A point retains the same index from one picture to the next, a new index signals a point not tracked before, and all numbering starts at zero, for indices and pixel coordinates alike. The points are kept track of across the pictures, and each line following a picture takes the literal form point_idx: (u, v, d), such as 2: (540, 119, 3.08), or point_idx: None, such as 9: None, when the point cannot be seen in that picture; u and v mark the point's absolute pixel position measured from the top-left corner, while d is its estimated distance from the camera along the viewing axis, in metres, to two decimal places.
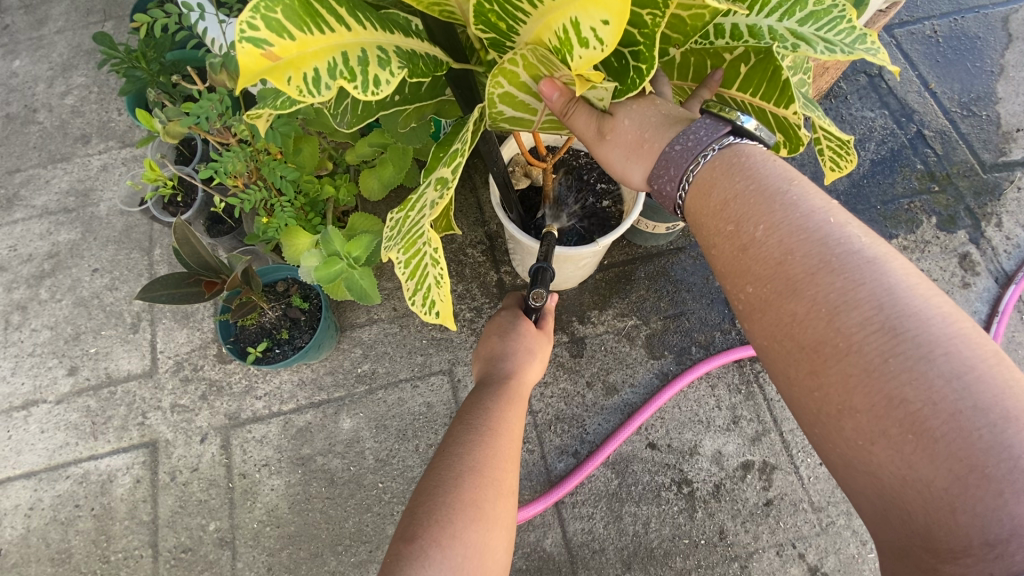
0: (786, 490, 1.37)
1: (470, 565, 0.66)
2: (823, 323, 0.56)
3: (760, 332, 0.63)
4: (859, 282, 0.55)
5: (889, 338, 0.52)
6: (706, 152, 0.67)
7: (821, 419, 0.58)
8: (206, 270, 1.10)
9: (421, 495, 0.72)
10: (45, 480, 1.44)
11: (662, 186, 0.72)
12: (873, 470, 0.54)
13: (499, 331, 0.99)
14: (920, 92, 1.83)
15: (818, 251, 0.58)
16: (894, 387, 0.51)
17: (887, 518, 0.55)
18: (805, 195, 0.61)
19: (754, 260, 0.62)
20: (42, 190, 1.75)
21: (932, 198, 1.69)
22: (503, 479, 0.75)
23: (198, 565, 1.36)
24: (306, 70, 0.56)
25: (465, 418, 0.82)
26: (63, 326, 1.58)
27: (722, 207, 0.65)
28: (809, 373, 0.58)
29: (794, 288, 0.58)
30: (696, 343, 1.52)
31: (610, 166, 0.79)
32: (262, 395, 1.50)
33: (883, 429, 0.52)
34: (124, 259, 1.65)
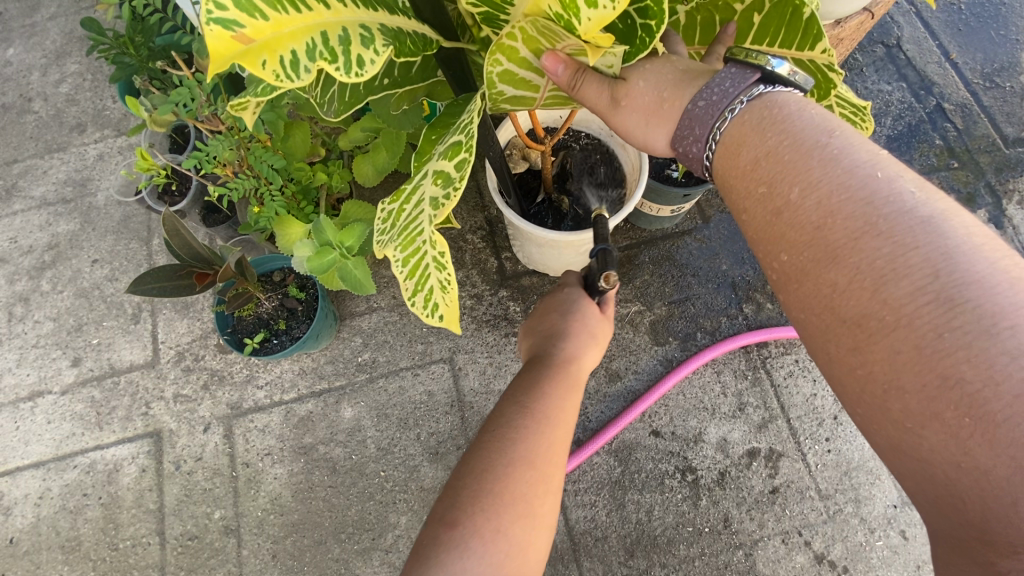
0: (793, 478, 1.35)
1: (510, 563, 0.63)
2: (866, 294, 0.52)
3: (796, 304, 0.59)
4: (910, 248, 0.50)
5: (944, 311, 0.48)
6: (734, 107, 0.63)
7: (864, 397, 0.55)
8: (197, 262, 1.09)
9: (465, 477, 0.68)
10: (54, 470, 1.46)
11: (687, 148, 0.69)
12: (924, 453, 0.51)
13: (561, 305, 0.91)
14: (940, 62, 1.75)
15: (863, 215, 0.53)
16: (948, 365, 0.48)
17: (937, 504, 0.53)
18: (848, 151, 0.56)
19: (791, 226, 0.58)
20: (40, 180, 1.74)
21: (951, 175, 1.62)
22: (554, 473, 0.70)
23: (204, 552, 1.37)
24: (284, 54, 0.53)
25: (524, 399, 0.76)
26: (65, 318, 1.59)
27: (754, 166, 0.61)
28: (851, 349, 0.54)
29: (834, 257, 0.54)
30: (702, 329, 1.49)
31: (628, 133, 0.75)
32: (264, 384, 1.49)
33: (936, 411, 0.49)
34: (123, 250, 1.64)
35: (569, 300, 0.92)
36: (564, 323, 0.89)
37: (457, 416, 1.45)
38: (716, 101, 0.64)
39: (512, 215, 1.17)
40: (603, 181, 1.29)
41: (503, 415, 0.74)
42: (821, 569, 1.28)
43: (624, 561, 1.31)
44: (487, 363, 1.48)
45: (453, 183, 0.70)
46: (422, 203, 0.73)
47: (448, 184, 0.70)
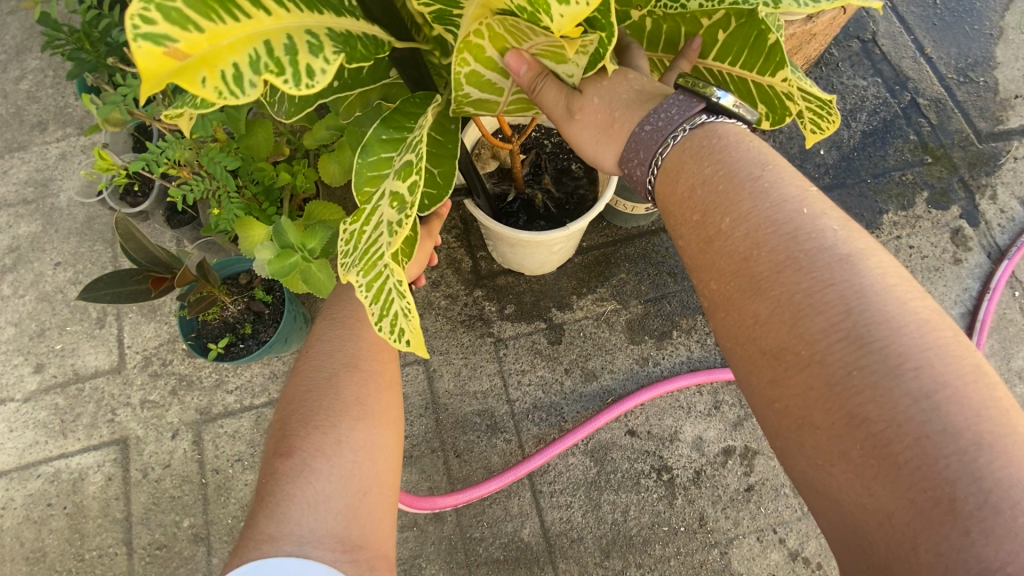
0: (768, 476, 1.35)
1: (360, 462, 0.72)
2: (786, 328, 0.53)
3: (725, 333, 0.61)
4: (828, 284, 0.52)
5: (855, 348, 0.49)
6: (678, 131, 0.64)
7: (783, 431, 0.55)
8: (155, 266, 1.05)
9: (295, 410, 0.76)
10: (16, 480, 1.42)
11: (633, 170, 0.69)
12: (832, 490, 0.52)
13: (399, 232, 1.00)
14: (915, 57, 1.75)
15: (785, 248, 0.55)
16: (857, 404, 0.49)
17: (845, 543, 0.53)
18: (776, 183, 0.58)
19: (720, 254, 0.59)
20: (1, 181, 1.68)
21: (925, 170, 1.62)
22: (380, 374, 0.81)
23: (172, 562, 1.34)
24: (224, 68, 0.49)
25: (326, 322, 0.87)
26: (27, 323, 1.54)
27: (689, 194, 0.62)
28: (771, 381, 0.55)
29: (757, 288, 0.55)
30: (678, 327, 1.47)
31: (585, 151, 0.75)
32: (234, 388, 1.46)
33: (844, 449, 0.50)
34: (87, 251, 1.60)
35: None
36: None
37: (431, 419, 1.42)
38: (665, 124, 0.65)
39: (482, 217, 1.15)
40: (573, 184, 1.28)
41: (311, 346, 0.84)
42: (796, 566, 1.29)
43: (600, 562, 1.30)
44: (462, 363, 1.46)
45: (407, 207, 0.69)
46: (381, 225, 0.71)
47: (403, 208, 0.69)
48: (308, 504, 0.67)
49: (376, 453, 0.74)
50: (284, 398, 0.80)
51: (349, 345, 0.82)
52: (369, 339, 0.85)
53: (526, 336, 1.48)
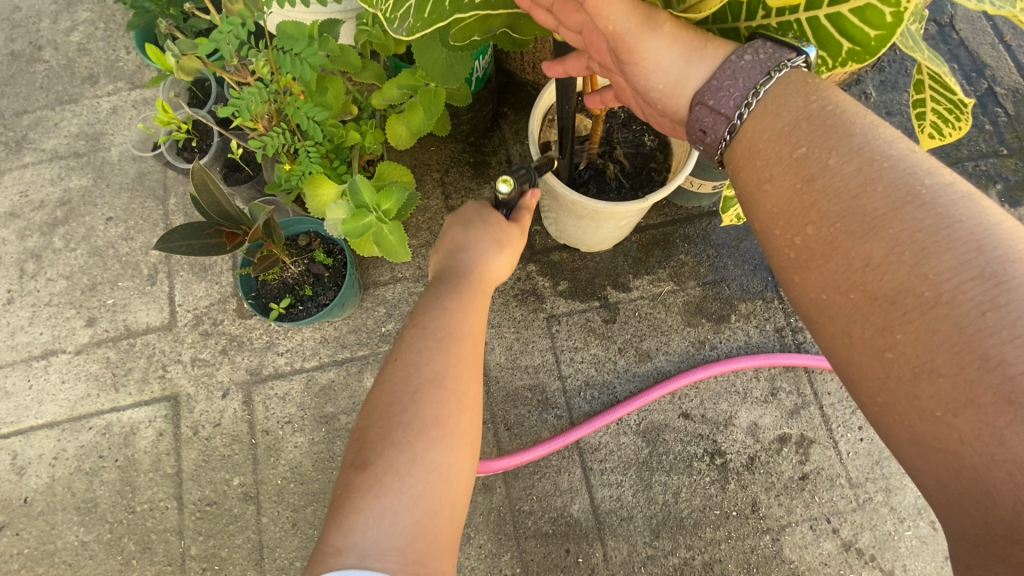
0: (824, 465, 1.33)
1: (434, 490, 0.64)
2: (905, 268, 0.48)
3: (812, 284, 0.56)
4: (951, 220, 0.48)
5: (990, 287, 0.45)
6: (782, 65, 0.59)
7: (890, 384, 0.50)
8: (226, 220, 1.04)
9: (373, 412, 0.69)
10: (69, 431, 1.43)
11: (719, 101, 0.63)
12: (952, 447, 0.47)
13: (462, 221, 0.89)
14: (994, 44, 1.68)
15: (903, 183, 0.51)
16: (992, 346, 0.44)
17: (961, 502, 0.48)
18: (872, 130, 0.55)
19: (823, 194, 0.54)
20: (52, 133, 1.67)
21: (1000, 161, 1.56)
22: (466, 391, 0.70)
23: (223, 518, 1.35)
24: None
25: (415, 323, 0.75)
26: (78, 276, 1.54)
27: (791, 131, 0.58)
28: (881, 328, 0.50)
29: (872, 227, 0.51)
30: (736, 311, 1.44)
31: (656, 71, 0.67)
32: (284, 351, 1.45)
33: (972, 398, 0.45)
34: (138, 208, 1.59)
35: (467, 217, 0.89)
36: (461, 241, 0.85)
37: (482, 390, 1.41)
38: (758, 57, 0.61)
39: (557, 186, 1.12)
40: (648, 158, 1.25)
41: (393, 353, 0.72)
42: (849, 557, 1.27)
43: (649, 542, 1.29)
44: (514, 338, 1.44)
45: None
46: None
47: None
48: (375, 520, 0.61)
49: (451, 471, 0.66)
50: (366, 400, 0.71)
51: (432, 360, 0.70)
52: (456, 356, 0.72)
53: (580, 313, 1.45)
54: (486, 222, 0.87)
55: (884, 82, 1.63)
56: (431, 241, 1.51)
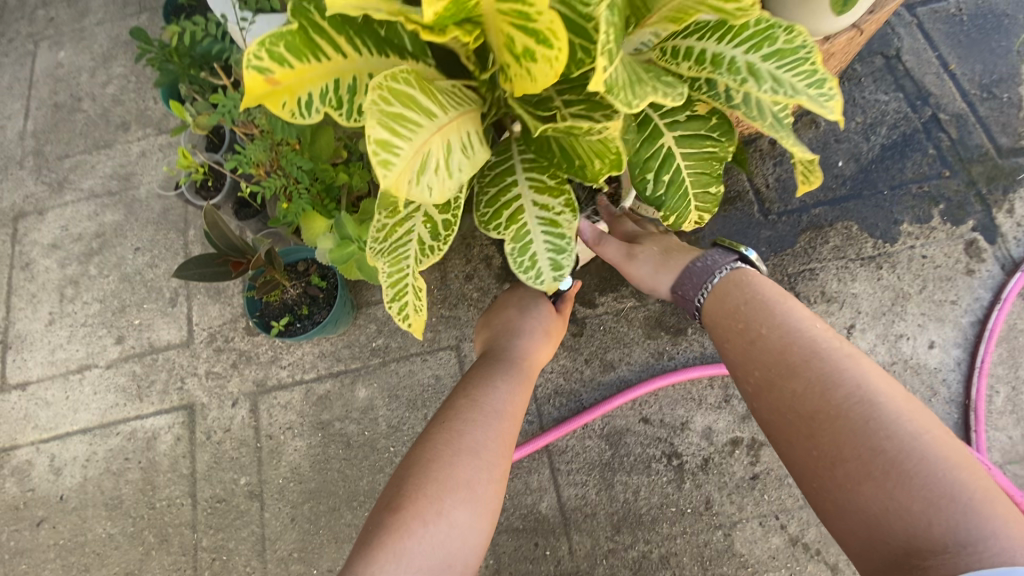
0: (773, 466, 1.44)
1: (452, 534, 0.90)
2: (818, 395, 0.86)
3: (765, 407, 0.94)
4: (842, 370, 0.86)
5: (868, 408, 0.81)
6: (723, 270, 1.08)
7: (816, 468, 0.84)
8: (232, 251, 1.23)
9: (417, 464, 0.97)
10: (99, 436, 1.62)
11: (685, 292, 1.13)
12: (862, 508, 0.77)
13: (518, 309, 1.31)
14: (938, 73, 1.80)
15: (812, 343, 0.91)
16: (880, 441, 0.78)
17: (872, 543, 0.76)
18: (788, 313, 0.97)
19: (761, 351, 0.95)
20: (89, 174, 1.90)
21: (943, 183, 1.67)
22: (496, 468, 1.00)
23: (231, 513, 1.52)
24: (301, 94, 0.58)
25: (466, 402, 1.07)
26: (110, 299, 1.75)
27: (735, 308, 1.03)
28: (807, 436, 0.86)
29: (793, 370, 0.90)
30: (692, 325, 1.57)
31: (644, 279, 1.20)
32: (287, 364, 1.63)
33: (869, 472, 0.77)
34: (162, 238, 1.80)
35: (522, 311, 1.31)
36: (514, 325, 1.28)
37: None
38: (712, 261, 1.11)
39: None
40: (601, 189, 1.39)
41: (449, 420, 1.04)
42: (796, 551, 1.38)
43: (611, 536, 1.41)
44: None
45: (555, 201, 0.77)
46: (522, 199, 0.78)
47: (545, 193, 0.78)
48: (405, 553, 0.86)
49: (472, 530, 0.93)
50: (412, 454, 1.00)
51: (474, 431, 1.01)
52: (495, 434, 1.03)
53: None
54: (536, 311, 1.31)
55: None
56: None
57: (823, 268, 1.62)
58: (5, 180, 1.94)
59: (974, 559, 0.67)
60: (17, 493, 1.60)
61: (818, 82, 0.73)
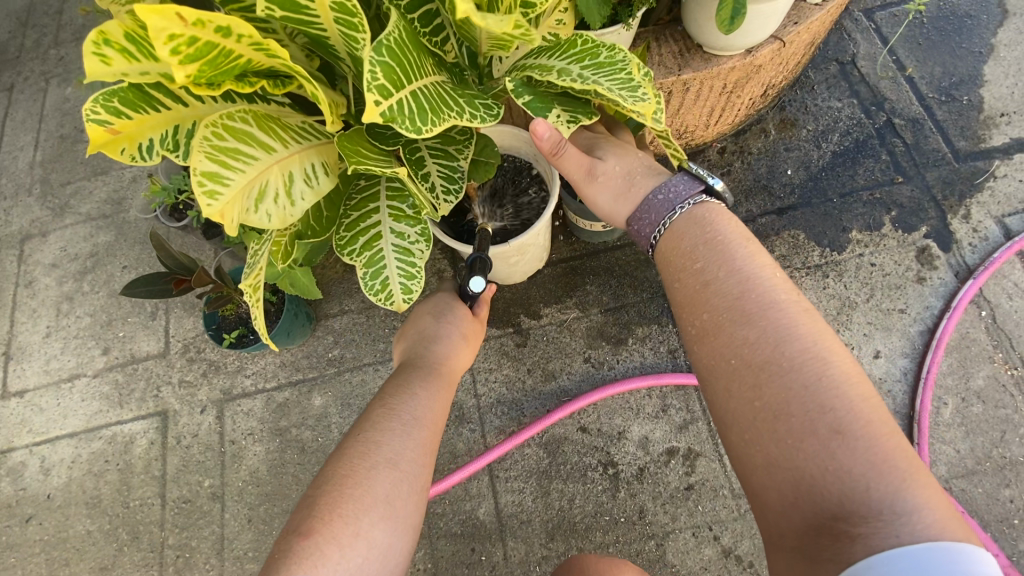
0: (708, 476, 1.44)
1: (367, 563, 0.80)
2: (770, 346, 0.74)
3: (706, 354, 0.80)
4: (797, 322, 0.75)
5: (822, 362, 0.71)
6: (686, 203, 0.90)
7: (755, 423, 0.73)
8: (179, 270, 1.34)
9: (328, 485, 0.85)
10: (84, 439, 1.76)
11: (640, 226, 0.94)
12: (798, 465, 0.68)
13: (435, 315, 1.23)
14: (895, 78, 1.77)
15: (771, 289, 0.79)
16: (829, 398, 0.69)
17: (797, 505, 0.68)
18: (749, 255, 0.83)
19: (715, 294, 0.81)
20: (87, 199, 2.08)
21: (895, 189, 1.65)
22: (415, 479, 0.89)
23: (195, 513, 1.63)
24: (142, 141, 0.66)
25: (382, 408, 0.96)
26: (99, 314, 1.91)
27: (692, 249, 0.86)
28: (752, 385, 0.74)
29: (749, 317, 0.77)
30: (633, 335, 1.60)
31: (598, 207, 1.02)
32: (251, 374, 1.74)
33: (814, 429, 0.68)
34: (148, 257, 1.96)
35: (440, 311, 1.23)
36: (430, 333, 1.18)
37: None
38: (673, 194, 0.92)
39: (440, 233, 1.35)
40: (530, 205, 1.43)
41: (363, 432, 0.92)
42: (728, 563, 1.38)
43: (544, 543, 1.44)
44: None
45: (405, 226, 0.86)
46: (381, 225, 0.87)
47: (401, 219, 0.87)
48: None
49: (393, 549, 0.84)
50: (322, 474, 0.87)
51: (391, 441, 0.90)
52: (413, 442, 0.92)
53: (495, 339, 1.65)
54: (451, 316, 1.23)
55: (783, 120, 1.77)
56: None
57: None
58: (15, 205, 2.14)
59: (906, 531, 0.61)
60: (11, 491, 1.75)
61: (633, 88, 0.73)
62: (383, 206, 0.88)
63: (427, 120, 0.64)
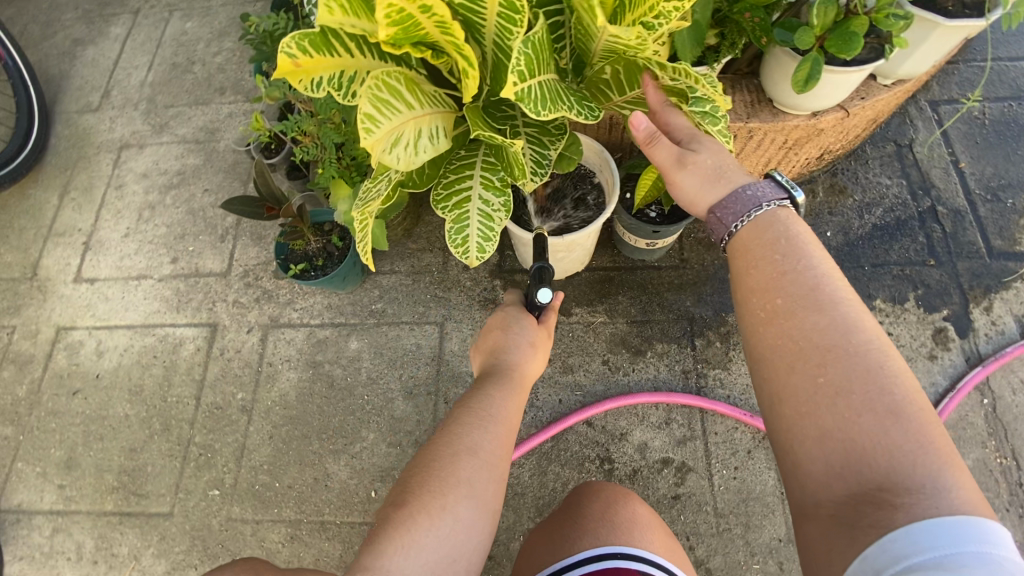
0: (695, 491, 1.55)
1: (452, 536, 0.86)
2: (840, 331, 0.76)
3: (772, 333, 0.82)
4: (864, 316, 0.78)
5: (885, 353, 0.74)
6: (772, 203, 0.91)
7: (815, 398, 0.74)
8: (270, 198, 1.51)
9: (418, 466, 0.93)
10: (139, 333, 1.94)
11: (724, 215, 0.95)
12: (850, 437, 0.70)
13: (500, 326, 1.20)
14: (946, 168, 1.88)
15: (842, 284, 0.81)
16: (888, 383, 0.71)
17: (843, 474, 0.70)
18: (823, 251, 0.86)
19: (793, 282, 0.82)
20: (185, 123, 2.29)
21: (925, 270, 1.74)
22: (497, 471, 0.95)
23: (223, 419, 1.78)
24: (314, 76, 0.81)
25: (464, 407, 1.03)
26: (175, 226, 2.10)
27: (775, 242, 0.88)
28: (817, 364, 0.75)
29: (820, 305, 0.79)
30: (652, 349, 1.71)
31: (682, 191, 1.02)
32: (299, 308, 1.90)
33: (872, 407, 0.70)
34: (228, 185, 2.14)
35: (507, 323, 1.20)
36: (503, 345, 1.16)
37: (434, 368, 1.77)
38: (762, 191, 0.93)
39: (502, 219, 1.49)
40: (587, 209, 1.56)
41: (448, 424, 1.00)
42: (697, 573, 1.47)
43: (532, 517, 1.56)
44: (469, 333, 1.80)
45: (491, 196, 1.01)
46: (472, 190, 1.01)
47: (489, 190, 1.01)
48: (402, 548, 0.81)
49: (474, 529, 0.89)
50: (412, 462, 0.95)
51: (473, 433, 0.97)
52: (494, 436, 0.98)
53: None
54: (519, 328, 1.18)
55: (833, 185, 1.88)
56: (427, 248, 1.94)
57: None
58: (121, 116, 2.36)
59: (945, 503, 0.63)
60: (65, 364, 1.93)
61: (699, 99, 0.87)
62: (476, 175, 1.02)
63: (546, 107, 0.78)
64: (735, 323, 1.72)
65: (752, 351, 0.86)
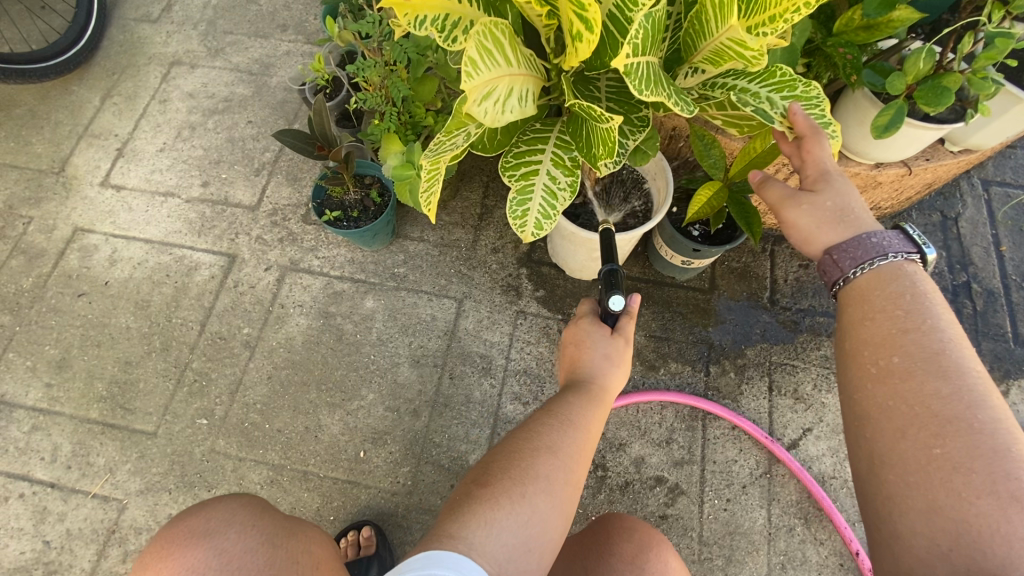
0: (683, 515, 1.53)
1: (531, 526, 0.84)
2: (963, 404, 0.78)
3: (882, 393, 0.84)
4: (990, 395, 0.79)
5: (1013, 436, 0.75)
6: (895, 254, 0.93)
7: (929, 468, 0.76)
8: (322, 138, 1.49)
9: (501, 454, 0.94)
10: (156, 249, 1.91)
11: (840, 258, 0.97)
12: (967, 518, 0.72)
13: (576, 341, 1.20)
14: (987, 248, 1.87)
15: (969, 357, 0.82)
16: (1013, 467, 0.72)
17: (954, 553, 0.72)
18: (951, 322, 0.87)
19: (913, 342, 0.84)
20: (241, 52, 2.26)
21: None
22: (576, 474, 0.94)
23: (224, 351, 1.75)
24: (420, 14, 0.79)
25: (545, 412, 1.03)
26: (212, 152, 2.07)
27: (899, 295, 0.90)
28: (934, 433, 0.78)
29: (944, 373, 0.81)
30: (666, 367, 1.70)
31: (795, 231, 1.05)
32: (321, 256, 1.88)
33: (996, 490, 0.71)
34: (272, 122, 2.12)
35: (582, 337, 1.19)
36: (582, 357, 1.17)
37: (445, 342, 1.75)
38: (886, 241, 0.94)
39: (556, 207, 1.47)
40: (633, 214, 1.55)
41: (528, 423, 1.01)
42: None
43: None
44: (487, 315, 1.78)
45: (561, 174, 0.99)
46: (542, 165, 0.99)
47: (560, 168, 0.99)
48: (484, 525, 0.81)
49: (552, 523, 0.87)
50: (492, 452, 0.97)
51: (554, 433, 0.98)
52: (573, 439, 0.98)
53: (544, 318, 1.77)
54: (602, 342, 1.17)
55: None
56: (459, 223, 1.92)
57: (805, 369, 1.69)
58: (178, 32, 2.33)
59: None
60: (75, 266, 1.90)
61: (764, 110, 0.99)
62: (550, 150, 1.01)
63: (649, 88, 0.76)
64: (752, 357, 1.71)
65: (860, 409, 0.88)
